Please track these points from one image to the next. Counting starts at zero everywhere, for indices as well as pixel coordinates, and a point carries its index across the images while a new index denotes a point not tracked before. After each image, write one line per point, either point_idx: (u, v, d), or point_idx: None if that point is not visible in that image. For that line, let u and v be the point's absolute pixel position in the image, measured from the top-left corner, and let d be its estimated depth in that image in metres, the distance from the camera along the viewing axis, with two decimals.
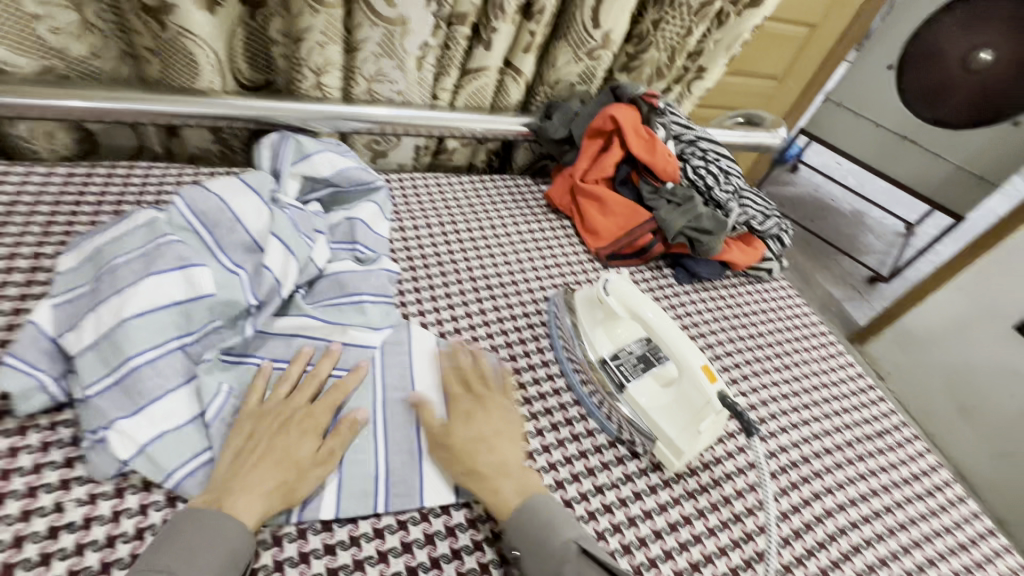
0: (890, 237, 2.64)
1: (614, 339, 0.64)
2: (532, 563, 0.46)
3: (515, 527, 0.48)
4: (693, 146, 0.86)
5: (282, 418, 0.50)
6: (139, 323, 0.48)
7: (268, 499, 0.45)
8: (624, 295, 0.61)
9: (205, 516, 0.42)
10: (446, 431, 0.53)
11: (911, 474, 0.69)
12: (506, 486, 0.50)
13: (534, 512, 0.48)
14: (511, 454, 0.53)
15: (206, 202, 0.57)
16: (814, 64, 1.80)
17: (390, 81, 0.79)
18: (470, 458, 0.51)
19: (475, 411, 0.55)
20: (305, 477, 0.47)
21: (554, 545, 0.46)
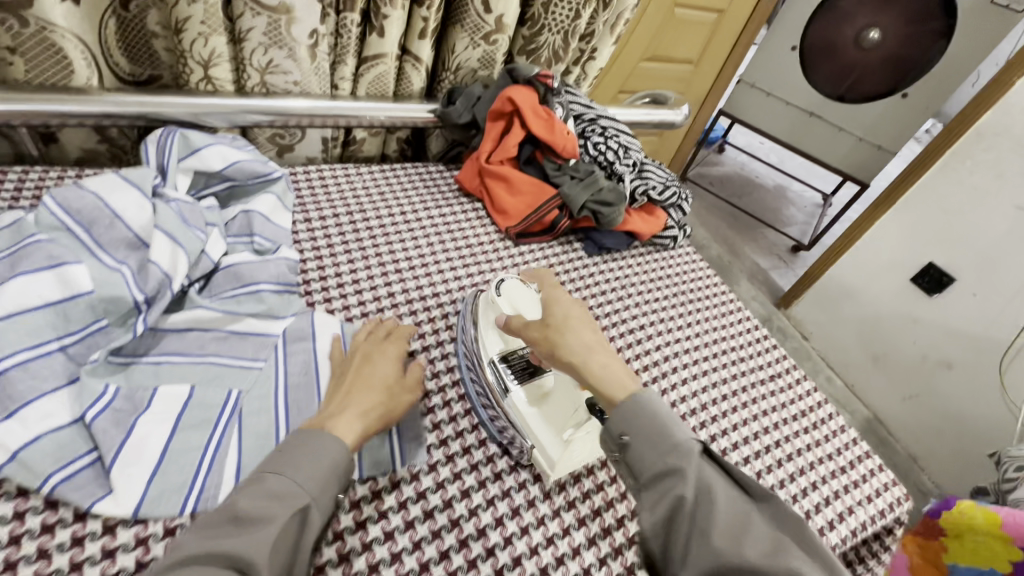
0: (807, 207, 2.83)
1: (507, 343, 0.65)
2: (643, 447, 0.47)
3: (628, 412, 0.48)
4: (593, 125, 0.90)
5: (363, 357, 0.57)
6: (7, 325, 0.46)
7: (367, 418, 0.50)
8: (516, 299, 0.68)
9: (308, 436, 0.45)
10: (552, 320, 0.57)
11: (799, 411, 0.76)
12: (602, 367, 0.52)
13: (646, 401, 0.49)
14: (596, 338, 0.56)
15: (80, 200, 0.55)
16: (723, 52, 1.91)
17: (284, 72, 0.78)
18: (563, 341, 0.54)
19: (566, 299, 0.60)
20: (398, 398, 0.54)
21: (676, 438, 0.46)
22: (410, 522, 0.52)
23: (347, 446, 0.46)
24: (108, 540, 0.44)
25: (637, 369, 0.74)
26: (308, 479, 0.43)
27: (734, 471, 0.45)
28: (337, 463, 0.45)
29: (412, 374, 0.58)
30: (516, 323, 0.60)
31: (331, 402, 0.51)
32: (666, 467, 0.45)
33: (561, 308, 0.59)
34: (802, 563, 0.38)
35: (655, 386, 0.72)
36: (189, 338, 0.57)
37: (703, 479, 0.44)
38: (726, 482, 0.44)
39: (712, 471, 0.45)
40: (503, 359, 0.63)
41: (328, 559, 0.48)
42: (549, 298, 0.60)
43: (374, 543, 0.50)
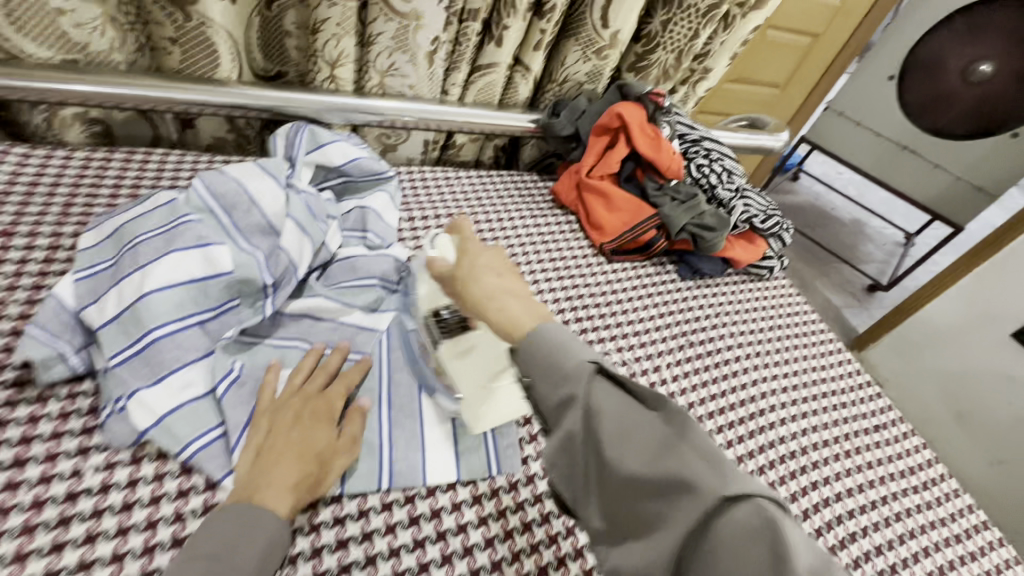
0: (888, 246, 2.67)
1: (432, 299, 0.59)
2: (543, 385, 0.38)
3: (527, 352, 0.39)
4: (696, 146, 0.88)
5: (295, 408, 0.49)
6: (160, 298, 0.49)
7: (297, 492, 0.45)
8: (446, 249, 0.58)
9: (240, 510, 0.42)
10: (460, 273, 0.48)
11: (907, 468, 0.70)
12: (515, 306, 0.43)
13: (548, 333, 0.40)
14: (515, 281, 0.47)
15: (225, 185, 0.59)
16: (813, 79, 1.83)
17: (402, 76, 0.81)
18: (473, 291, 0.46)
19: (486, 250, 0.51)
20: (331, 465, 0.48)
21: (569, 368, 0.37)
22: (509, 532, 0.51)
23: (280, 521, 0.43)
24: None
25: (732, 402, 0.71)
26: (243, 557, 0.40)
27: (640, 390, 0.37)
28: (271, 544, 0.42)
29: (349, 429, 0.50)
30: (433, 267, 0.52)
31: (250, 473, 0.45)
32: (562, 399, 0.37)
33: (479, 258, 0.49)
34: (699, 469, 0.32)
35: (752, 423, 0.69)
36: (304, 325, 0.59)
37: (595, 404, 0.36)
38: (630, 399, 0.37)
39: (612, 394, 0.37)
40: (435, 315, 0.59)
41: (432, 558, 0.48)
42: (463, 250, 0.51)
43: (475, 549, 0.49)
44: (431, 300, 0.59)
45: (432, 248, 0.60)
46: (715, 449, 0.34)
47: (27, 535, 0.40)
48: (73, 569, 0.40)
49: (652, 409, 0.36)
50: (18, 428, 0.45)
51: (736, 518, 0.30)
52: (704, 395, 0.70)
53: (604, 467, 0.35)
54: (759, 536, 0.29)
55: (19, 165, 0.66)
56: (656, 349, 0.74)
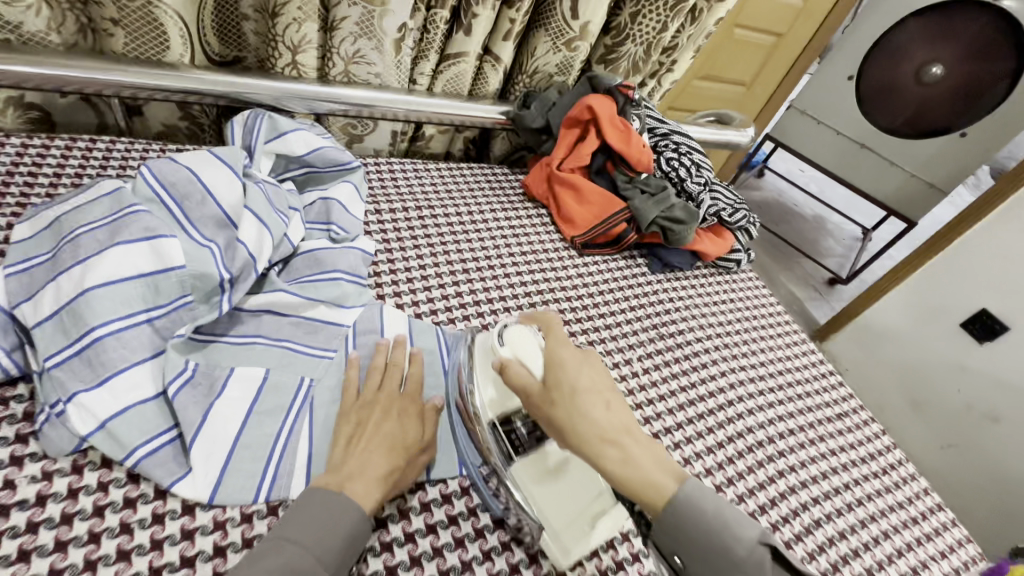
0: (847, 240, 2.77)
1: (499, 403, 0.53)
2: (697, 564, 0.41)
3: (671, 518, 0.41)
4: (666, 139, 0.88)
5: (383, 405, 0.51)
6: (103, 293, 0.46)
7: (384, 484, 0.46)
8: (520, 347, 0.52)
9: (330, 499, 0.43)
10: (558, 389, 0.47)
11: (867, 454, 0.73)
12: (635, 451, 0.43)
13: (692, 502, 0.41)
14: (621, 412, 0.46)
15: (175, 173, 0.55)
16: (777, 77, 1.87)
17: (368, 64, 0.78)
18: (580, 423, 0.44)
19: (581, 360, 0.49)
20: (415, 462, 0.50)
21: (738, 555, 0.39)
22: (480, 531, 0.51)
23: (364, 513, 0.43)
24: (186, 521, 0.43)
25: (702, 394, 0.71)
26: (326, 547, 0.41)
27: (810, 571, 0.39)
28: (354, 533, 0.42)
29: (429, 428, 0.52)
30: (512, 376, 0.49)
31: (342, 462, 0.46)
32: None
33: (572, 372, 0.48)
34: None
35: (721, 414, 0.70)
36: (264, 321, 0.56)
37: (751, 557, 0.39)
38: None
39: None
40: (506, 422, 0.53)
41: (401, 561, 0.47)
42: (553, 363, 0.48)
43: (445, 550, 0.49)
44: (504, 403, 0.53)
45: (501, 346, 0.53)
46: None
47: None
48: None
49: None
50: None
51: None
52: (675, 387, 0.71)
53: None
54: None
55: None
56: (628, 342, 0.74)
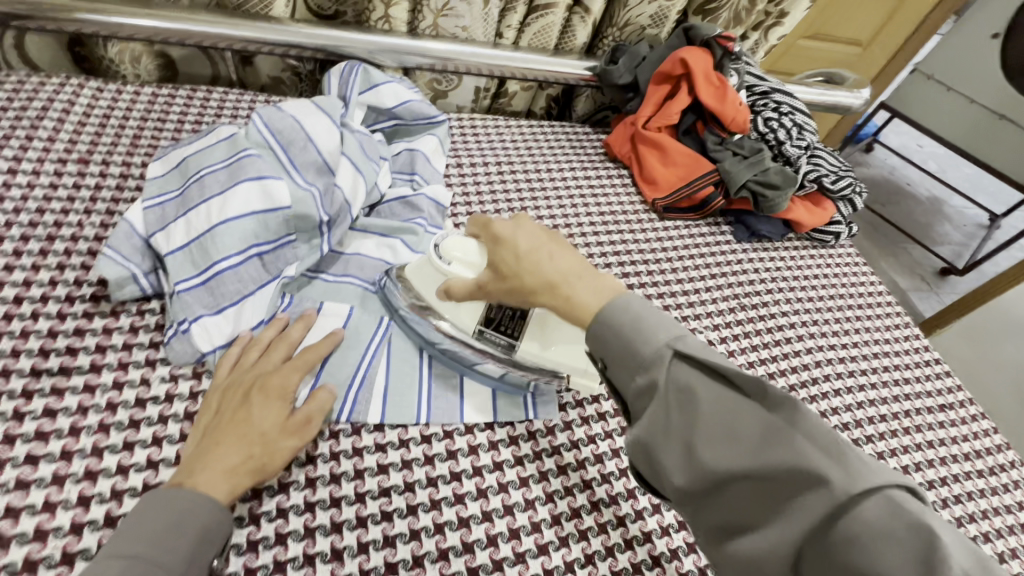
0: (969, 228, 2.43)
1: (469, 310, 0.52)
2: (617, 367, 0.38)
3: (597, 335, 0.39)
4: (766, 98, 0.82)
5: (247, 385, 0.46)
6: (224, 230, 0.51)
7: (236, 476, 0.41)
8: (467, 257, 0.50)
9: (170, 498, 0.39)
10: (502, 259, 0.45)
11: (973, 451, 0.66)
12: (579, 291, 0.41)
13: (617, 310, 0.39)
14: (569, 257, 0.43)
15: (282, 121, 0.59)
16: (904, 35, 1.63)
17: (456, 16, 0.79)
18: (529, 277, 0.43)
19: (516, 227, 0.46)
20: (278, 449, 0.43)
21: (645, 357, 0.36)
22: (544, 474, 0.51)
23: (216, 509, 0.39)
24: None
25: (783, 368, 0.68)
26: (174, 550, 0.37)
27: (721, 367, 0.34)
28: (209, 529, 0.39)
29: (304, 411, 0.46)
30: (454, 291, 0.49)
31: (195, 452, 0.42)
32: (639, 388, 0.36)
33: (513, 237, 0.45)
34: (815, 456, 0.31)
35: (803, 391, 0.66)
36: (353, 263, 0.60)
37: (677, 385, 0.35)
38: (722, 391, 0.34)
39: (689, 374, 0.35)
40: (484, 322, 0.52)
41: (468, 491, 0.49)
42: (495, 240, 0.46)
43: (510, 486, 0.50)
44: (465, 319, 0.52)
45: (445, 264, 0.51)
46: (835, 438, 0.31)
47: (103, 432, 0.44)
48: (142, 466, 0.43)
49: (744, 395, 0.34)
50: (95, 337, 0.49)
51: (863, 514, 0.29)
52: (754, 358, 0.68)
53: (690, 448, 0.34)
54: (891, 534, 0.28)
55: (94, 98, 0.69)
56: (704, 309, 0.71)
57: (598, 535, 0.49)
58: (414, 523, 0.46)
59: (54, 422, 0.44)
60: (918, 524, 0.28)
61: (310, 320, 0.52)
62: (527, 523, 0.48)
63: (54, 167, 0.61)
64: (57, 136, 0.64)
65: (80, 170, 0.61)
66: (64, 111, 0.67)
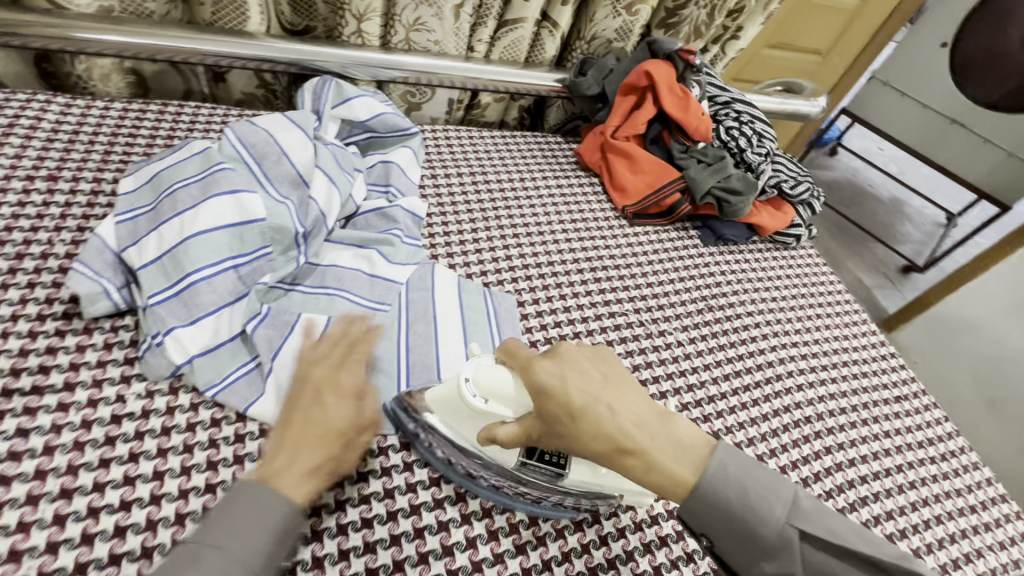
0: (928, 227, 2.55)
1: (508, 452, 0.48)
2: (732, 551, 0.43)
3: (695, 512, 0.43)
4: (727, 108, 0.86)
5: (314, 386, 0.46)
6: (198, 242, 0.52)
7: (318, 475, 0.42)
8: (495, 386, 0.45)
9: (252, 497, 0.39)
10: (560, 416, 0.43)
11: (926, 439, 0.70)
12: (672, 465, 0.42)
13: (716, 480, 0.42)
14: (637, 407, 0.45)
15: (256, 135, 0.60)
16: (860, 45, 1.71)
17: (428, 30, 0.80)
18: (594, 441, 0.43)
19: (563, 366, 0.45)
20: (354, 445, 0.45)
21: (767, 539, 0.41)
22: None
23: (297, 506, 0.40)
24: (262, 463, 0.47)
25: (749, 366, 0.71)
26: (250, 544, 0.38)
27: (858, 551, 0.39)
28: (283, 526, 0.40)
29: (369, 406, 0.47)
30: (500, 437, 0.45)
31: (272, 454, 0.42)
32: (766, 572, 0.41)
33: (566, 389, 0.43)
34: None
35: (768, 388, 0.69)
36: (329, 273, 0.61)
37: (814, 565, 0.40)
38: (838, 557, 0.40)
39: (825, 557, 0.40)
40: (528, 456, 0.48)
41: (447, 496, 0.52)
42: (548, 392, 0.43)
43: (487, 489, 0.51)
44: (507, 455, 0.48)
45: (480, 400, 0.45)
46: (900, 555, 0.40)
47: (78, 451, 0.44)
48: (119, 483, 0.43)
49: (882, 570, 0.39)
50: (68, 355, 0.49)
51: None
52: (722, 358, 0.70)
53: None
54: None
55: (61, 114, 0.69)
56: (674, 312, 0.74)
57: (575, 534, 0.50)
58: (395, 528, 0.48)
59: (27, 442, 0.43)
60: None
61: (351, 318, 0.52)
62: (504, 525, 0.51)
63: (22, 184, 0.60)
64: (24, 153, 0.63)
65: (49, 187, 0.61)
66: (31, 128, 0.66)
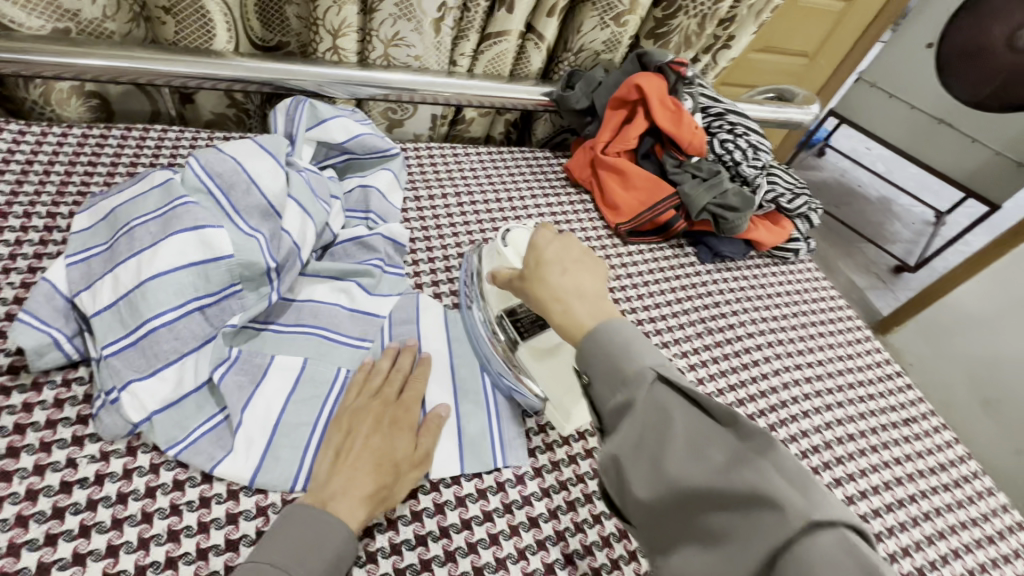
0: (918, 225, 2.55)
1: (503, 298, 0.60)
2: (601, 385, 0.41)
3: (586, 347, 0.43)
4: (721, 119, 0.83)
5: (376, 414, 0.48)
6: (157, 285, 0.47)
7: (370, 503, 0.43)
8: (522, 248, 0.59)
9: (317, 518, 0.41)
10: (530, 263, 0.54)
11: (938, 464, 0.67)
12: (577, 309, 0.47)
13: (607, 332, 0.43)
14: (586, 283, 0.51)
15: (222, 164, 0.56)
16: (847, 48, 1.70)
17: (407, 45, 0.76)
18: (542, 287, 0.51)
19: (552, 240, 0.55)
20: (406, 478, 0.46)
21: (627, 370, 0.40)
22: (515, 529, 0.49)
23: (350, 532, 0.42)
24: (230, 530, 0.43)
25: (752, 392, 0.67)
26: (311, 568, 0.39)
27: (694, 393, 0.37)
28: (340, 556, 0.41)
29: (425, 441, 0.49)
30: (500, 274, 0.57)
31: (329, 478, 0.44)
32: (618, 404, 0.39)
33: (544, 248, 0.54)
34: (774, 480, 0.32)
35: (773, 415, 0.66)
36: (305, 310, 0.57)
37: (657, 402, 0.38)
38: (689, 409, 0.37)
39: (670, 397, 0.38)
40: (509, 314, 0.59)
41: (435, 555, 0.46)
42: (535, 247, 0.54)
43: (479, 546, 0.47)
44: (499, 301, 0.60)
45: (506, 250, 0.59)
46: (799, 470, 0.33)
47: (21, 527, 0.39)
48: (67, 563, 0.39)
49: (709, 416, 0.37)
50: (13, 416, 0.44)
51: (814, 547, 0.29)
52: (724, 384, 0.67)
53: (659, 467, 0.36)
54: (843, 565, 0.28)
55: (14, 142, 0.64)
56: (672, 335, 0.70)
57: None
58: None
59: None
60: (872, 568, 0.28)
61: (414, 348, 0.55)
62: None
63: None
64: None
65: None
66: None
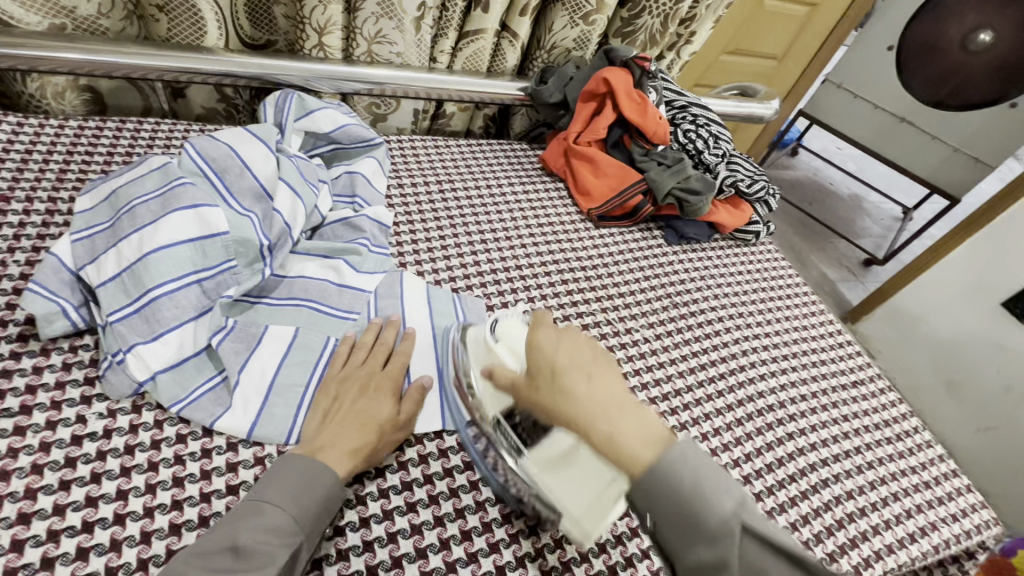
0: (885, 220, 2.66)
1: (497, 398, 0.52)
2: (670, 533, 0.38)
3: (648, 490, 0.38)
4: (684, 112, 0.90)
5: (362, 380, 0.52)
6: (158, 257, 0.51)
7: (356, 457, 0.47)
8: (515, 342, 0.52)
9: (306, 466, 0.44)
10: (541, 373, 0.43)
11: (882, 421, 0.73)
12: (619, 430, 0.38)
13: (672, 471, 0.37)
14: (615, 388, 0.42)
15: (216, 149, 0.60)
16: (811, 50, 1.79)
17: (389, 43, 0.81)
18: (567, 405, 0.41)
19: (560, 339, 0.44)
20: (388, 439, 0.50)
21: (711, 526, 0.36)
22: (493, 477, 0.54)
23: (337, 481, 0.45)
24: (230, 477, 0.47)
25: (713, 359, 0.73)
26: (302, 506, 0.43)
27: (790, 548, 0.34)
28: (329, 496, 0.44)
29: (407, 407, 0.53)
30: (499, 377, 0.47)
31: (319, 432, 0.48)
32: (699, 559, 0.37)
33: (555, 354, 0.43)
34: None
35: (732, 379, 0.71)
36: (296, 285, 0.61)
37: (749, 560, 0.35)
38: (778, 557, 0.35)
39: (764, 555, 0.35)
40: (507, 418, 0.52)
41: (419, 499, 0.50)
42: (534, 343, 0.45)
43: (460, 491, 0.52)
44: (491, 403, 0.53)
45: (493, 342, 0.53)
46: None
47: (36, 474, 0.43)
48: (80, 504, 0.42)
49: (808, 569, 0.34)
50: (24, 378, 0.48)
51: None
52: (687, 352, 0.73)
53: None
54: None
55: (14, 133, 0.67)
56: (640, 309, 0.76)
57: (548, 530, 0.52)
58: (367, 535, 0.47)
59: None
60: None
61: (397, 324, 0.59)
62: (478, 525, 0.50)
63: None
64: None
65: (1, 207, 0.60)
66: None
